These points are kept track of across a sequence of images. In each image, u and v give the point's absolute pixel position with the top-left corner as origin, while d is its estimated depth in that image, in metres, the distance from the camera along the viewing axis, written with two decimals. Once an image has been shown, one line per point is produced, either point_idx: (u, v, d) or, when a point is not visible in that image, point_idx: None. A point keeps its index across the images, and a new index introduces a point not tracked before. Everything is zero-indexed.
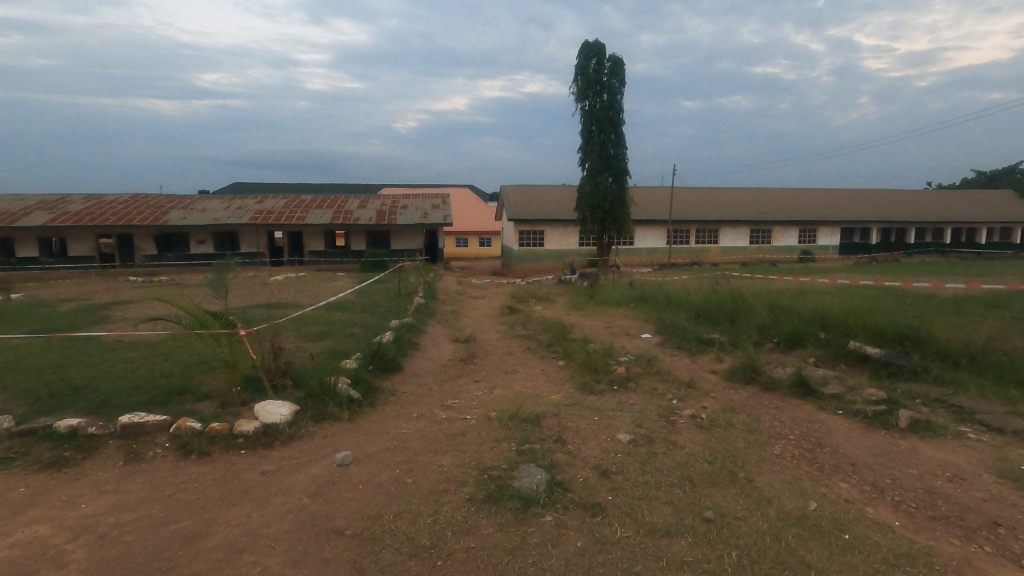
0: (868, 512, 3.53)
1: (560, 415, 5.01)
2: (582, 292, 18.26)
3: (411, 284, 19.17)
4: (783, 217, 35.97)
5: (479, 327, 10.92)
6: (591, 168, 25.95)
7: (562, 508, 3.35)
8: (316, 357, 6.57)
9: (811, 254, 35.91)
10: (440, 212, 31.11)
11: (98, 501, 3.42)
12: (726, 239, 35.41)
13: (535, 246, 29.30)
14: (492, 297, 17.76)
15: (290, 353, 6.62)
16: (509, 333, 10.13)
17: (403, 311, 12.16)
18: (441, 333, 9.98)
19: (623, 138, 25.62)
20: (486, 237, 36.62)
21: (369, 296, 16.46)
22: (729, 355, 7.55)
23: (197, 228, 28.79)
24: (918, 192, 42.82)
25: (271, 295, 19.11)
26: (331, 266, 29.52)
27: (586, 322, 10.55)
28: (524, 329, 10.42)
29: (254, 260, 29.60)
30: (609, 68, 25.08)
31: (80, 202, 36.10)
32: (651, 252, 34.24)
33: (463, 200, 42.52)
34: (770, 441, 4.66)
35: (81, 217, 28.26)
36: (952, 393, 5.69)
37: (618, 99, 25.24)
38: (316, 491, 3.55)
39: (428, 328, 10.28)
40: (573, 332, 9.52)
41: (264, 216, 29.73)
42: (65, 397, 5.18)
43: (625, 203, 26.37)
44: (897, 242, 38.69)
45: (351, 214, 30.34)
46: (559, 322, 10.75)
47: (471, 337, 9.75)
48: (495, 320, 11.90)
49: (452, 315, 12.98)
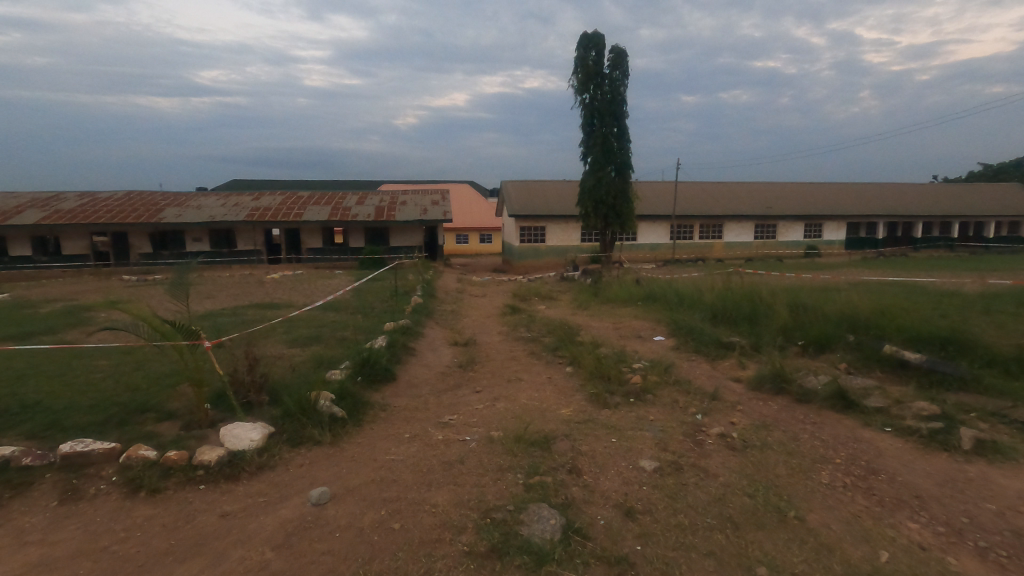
0: (952, 564, 2.92)
1: (572, 435, 4.39)
2: (586, 290, 17.66)
3: (410, 281, 18.58)
4: (788, 212, 35.33)
5: (480, 329, 10.32)
6: (594, 162, 25.30)
7: (582, 564, 2.75)
8: (300, 366, 5.94)
9: (817, 249, 35.29)
10: (440, 207, 30.49)
11: (17, 556, 2.81)
12: (731, 235, 34.78)
13: (536, 242, 28.68)
14: (493, 295, 17.17)
15: (271, 362, 5.99)
16: (512, 335, 9.53)
17: (400, 311, 11.55)
18: (440, 335, 9.38)
19: (626, 131, 24.95)
20: (486, 233, 36.00)
21: (366, 295, 15.87)
22: (752, 361, 6.93)
23: (193, 226, 28.22)
24: (925, 185, 42.19)
25: (266, 295, 18.50)
26: (330, 264, 28.91)
27: (594, 323, 9.95)
28: (528, 330, 9.84)
29: (252, 259, 29.00)
30: (611, 60, 24.36)
31: (74, 199, 35.52)
32: (655, 248, 33.63)
33: (463, 196, 41.86)
34: (814, 467, 4.05)
35: (74, 215, 27.71)
36: (1011, 406, 5.07)
37: (620, 91, 24.54)
38: (284, 540, 2.95)
39: (425, 330, 9.69)
40: (580, 334, 8.91)
41: (260, 213, 29.14)
42: (11, 418, 4.56)
43: (628, 198, 25.71)
44: (903, 236, 38.15)
45: (349, 211, 29.70)
46: (564, 323, 10.17)
47: (472, 340, 9.14)
48: (497, 321, 11.31)
49: (451, 315, 12.37)
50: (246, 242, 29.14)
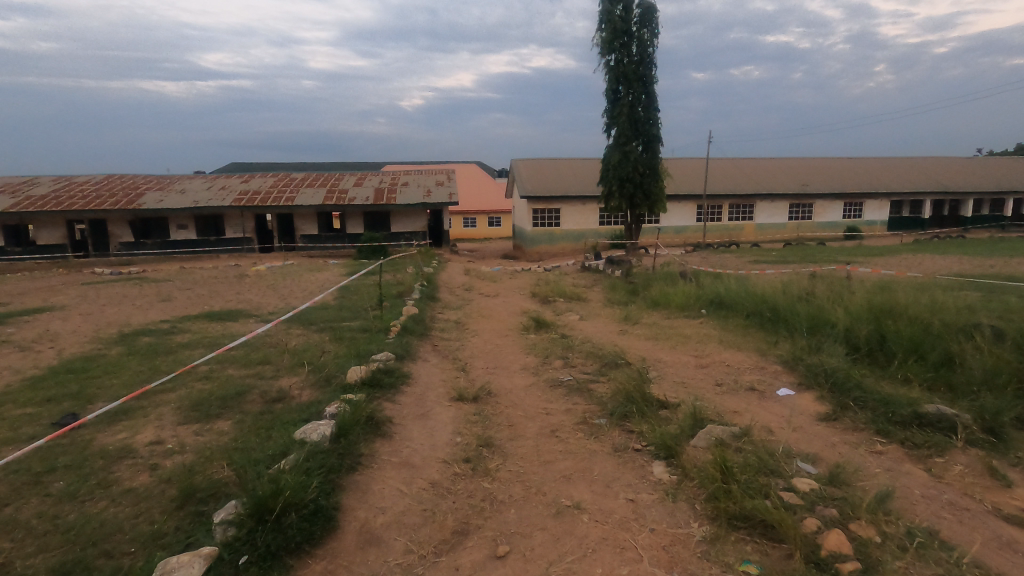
0: None
1: None
2: (618, 287, 14.39)
3: (407, 276, 15.39)
4: (827, 190, 31.67)
5: (497, 364, 7.08)
6: (619, 135, 21.84)
7: None
8: (119, 542, 2.82)
9: (858, 229, 31.65)
10: (445, 189, 27.20)
11: None
12: (764, 215, 31.23)
13: (550, 226, 25.34)
14: (506, 295, 14.07)
15: (64, 538, 2.87)
16: (548, 377, 6.39)
17: (387, 331, 8.38)
18: (438, 381, 6.22)
19: (655, 98, 21.47)
20: (495, 217, 32.71)
21: (352, 298, 12.79)
22: (1006, 464, 3.77)
23: (174, 212, 25.15)
24: (970, 160, 38.40)
25: (239, 295, 15.38)
26: (325, 253, 25.79)
27: (665, 356, 6.72)
28: (568, 367, 6.69)
29: (241, 247, 25.91)
30: (639, 15, 20.75)
31: (51, 184, 32.55)
32: (680, 231, 30.28)
33: (468, 176, 38.41)
34: None
35: (47, 202, 24.76)
36: None
37: (650, 52, 21.00)
38: None
39: (418, 368, 6.63)
40: (657, 384, 5.72)
41: (249, 197, 26.04)
42: None
43: (658, 176, 22.27)
44: (950, 215, 34.51)
45: (346, 193, 26.54)
46: (617, 351, 7.04)
47: (486, 388, 6.02)
48: (520, 344, 8.08)
49: (456, 333, 9.14)
50: (234, 229, 26.05)
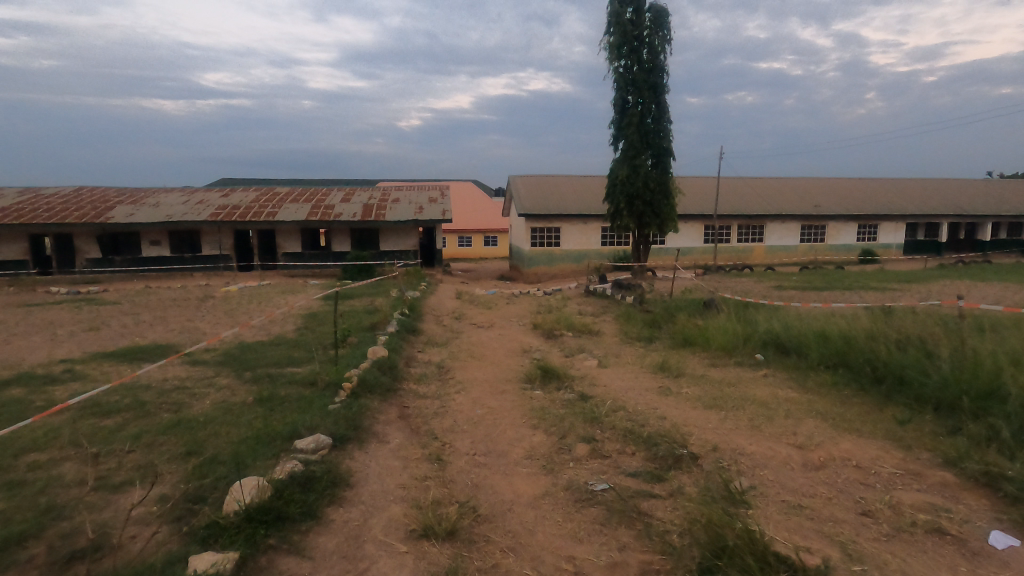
0: None
1: None
2: (634, 317, 12.06)
3: (386, 303, 13.05)
4: (841, 211, 29.66)
5: (490, 448, 4.69)
6: (627, 148, 19.74)
7: None
8: None
9: (873, 253, 29.56)
10: (439, 206, 24.99)
11: None
12: (776, 238, 29.15)
13: (549, 246, 23.13)
14: (501, 327, 11.76)
15: None
16: (572, 480, 4.01)
17: (340, 388, 5.99)
18: (392, 487, 3.86)
19: (667, 108, 19.41)
20: (491, 236, 30.48)
21: (315, 330, 10.42)
22: None
23: (144, 227, 22.74)
24: (983, 182, 36.58)
25: (189, 324, 12.91)
26: (308, 272, 23.41)
27: (748, 444, 4.36)
28: (601, 460, 4.31)
29: (217, 266, 23.48)
30: (651, 19, 18.76)
31: (16, 196, 30.11)
32: (687, 253, 28.11)
33: (463, 194, 36.28)
34: None
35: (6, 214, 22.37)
36: None
37: (662, 59, 18.98)
38: None
39: (363, 459, 4.27)
40: (761, 508, 3.37)
41: (227, 211, 23.70)
42: None
43: (670, 193, 20.14)
44: (967, 239, 32.57)
45: (332, 209, 24.30)
46: (671, 432, 4.66)
47: (471, 506, 3.66)
48: (522, 410, 5.70)
49: (435, 385, 6.79)
50: (210, 245, 23.60)
